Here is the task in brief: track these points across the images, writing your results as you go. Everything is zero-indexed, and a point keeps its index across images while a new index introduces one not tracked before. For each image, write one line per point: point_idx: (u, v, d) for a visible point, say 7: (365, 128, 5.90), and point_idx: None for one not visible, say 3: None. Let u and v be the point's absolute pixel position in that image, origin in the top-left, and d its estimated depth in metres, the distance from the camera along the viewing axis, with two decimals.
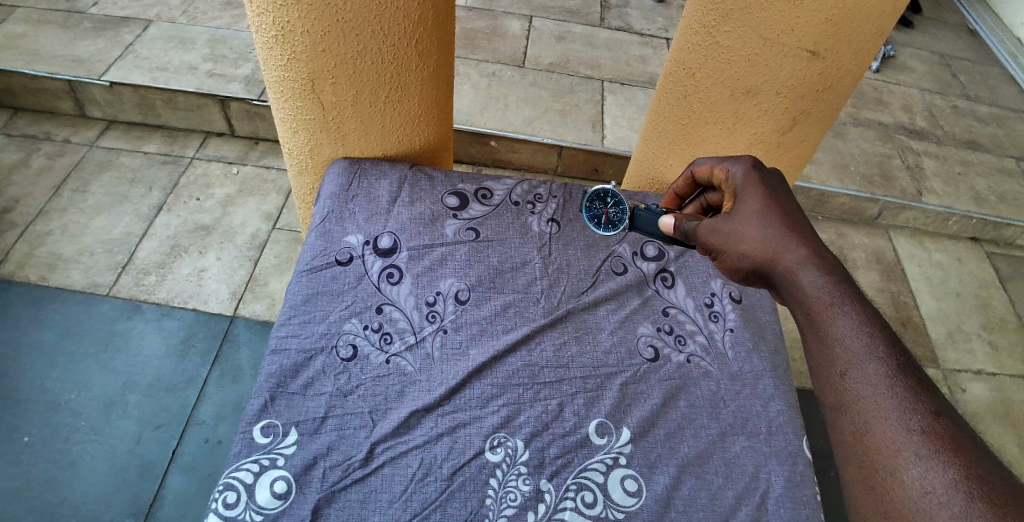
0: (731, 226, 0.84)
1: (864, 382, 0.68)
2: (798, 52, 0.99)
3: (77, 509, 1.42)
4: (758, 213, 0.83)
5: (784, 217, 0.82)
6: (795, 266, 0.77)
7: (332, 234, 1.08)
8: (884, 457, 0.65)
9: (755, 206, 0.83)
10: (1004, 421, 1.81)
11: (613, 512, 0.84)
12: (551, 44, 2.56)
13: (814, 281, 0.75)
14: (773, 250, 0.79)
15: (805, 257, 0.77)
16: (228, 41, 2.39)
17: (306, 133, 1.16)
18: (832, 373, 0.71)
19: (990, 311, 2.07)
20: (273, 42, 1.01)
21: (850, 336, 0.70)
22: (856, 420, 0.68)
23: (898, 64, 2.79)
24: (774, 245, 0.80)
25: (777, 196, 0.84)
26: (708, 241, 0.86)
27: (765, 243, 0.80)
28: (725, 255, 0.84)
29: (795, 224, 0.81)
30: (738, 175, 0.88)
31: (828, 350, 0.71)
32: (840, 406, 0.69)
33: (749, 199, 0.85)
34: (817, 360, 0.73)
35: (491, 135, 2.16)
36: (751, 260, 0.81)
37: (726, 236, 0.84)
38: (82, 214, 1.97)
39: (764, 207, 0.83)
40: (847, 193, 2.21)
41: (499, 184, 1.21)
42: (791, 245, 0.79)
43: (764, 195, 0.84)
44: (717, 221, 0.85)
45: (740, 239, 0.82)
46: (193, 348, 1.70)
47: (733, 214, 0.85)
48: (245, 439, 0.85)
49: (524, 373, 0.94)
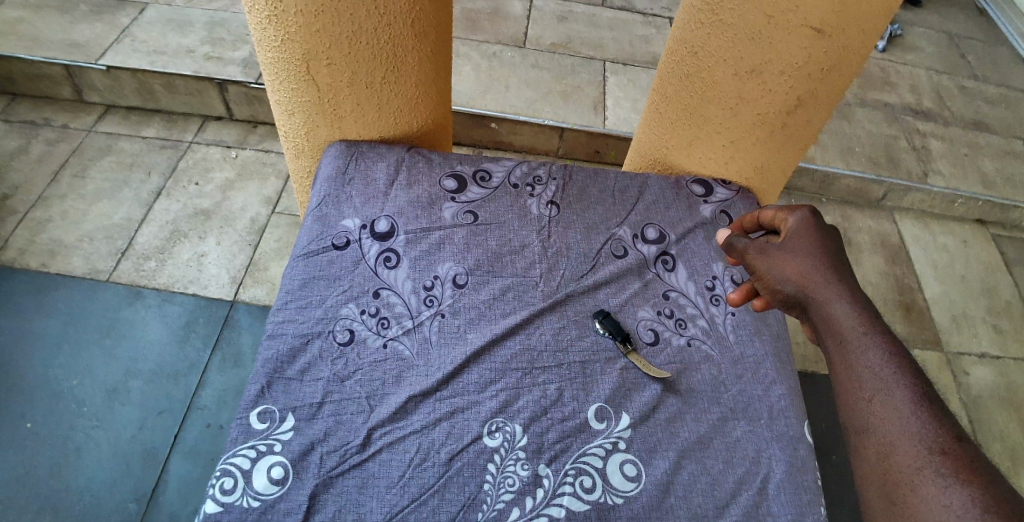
0: (776, 251, 0.86)
1: (891, 407, 0.69)
2: (803, 29, 0.96)
3: (80, 495, 1.43)
4: (806, 244, 0.84)
5: (829, 254, 0.83)
6: (831, 298, 0.79)
7: (328, 217, 1.07)
8: (907, 475, 0.65)
9: (803, 244, 0.85)
10: (1006, 405, 1.80)
11: (611, 497, 0.83)
12: (553, 25, 2.51)
13: (848, 313, 0.77)
14: (809, 282, 0.81)
15: (844, 293, 0.79)
16: (226, 23, 2.36)
17: (302, 115, 1.14)
18: (859, 397, 0.72)
19: (996, 294, 2.06)
20: (267, 23, 0.99)
21: (880, 367, 0.72)
22: (881, 441, 0.68)
23: (905, 43, 2.74)
24: (817, 275, 0.81)
25: (826, 241, 0.85)
26: (749, 260, 0.89)
27: (803, 276, 0.82)
28: (764, 275, 0.86)
29: (841, 266, 0.82)
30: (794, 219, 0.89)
31: (855, 376, 0.73)
32: (865, 428, 0.71)
33: (800, 230, 0.86)
34: (844, 385, 0.74)
35: (491, 117, 2.13)
36: (788, 288, 0.83)
37: (769, 259, 0.86)
38: (82, 199, 1.96)
39: (813, 246, 0.84)
40: (852, 175, 2.18)
41: (498, 166, 1.19)
42: (832, 281, 0.80)
43: (816, 230, 0.86)
44: (764, 251, 0.88)
45: (781, 263, 0.85)
46: (195, 333, 1.70)
47: (778, 248, 0.86)
48: (241, 424, 0.84)
49: (523, 357, 0.94)
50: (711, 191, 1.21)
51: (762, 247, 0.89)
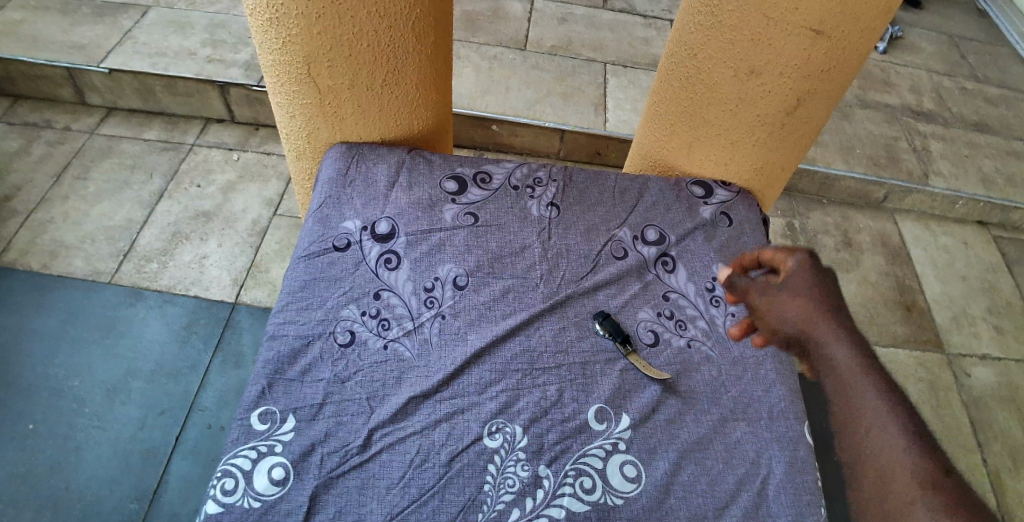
0: (781, 293, 0.90)
1: (888, 439, 0.72)
2: (802, 30, 0.97)
3: (81, 495, 1.43)
4: (807, 284, 0.90)
5: (828, 298, 0.88)
6: (831, 338, 0.83)
7: (330, 219, 1.07)
8: (902, 505, 0.68)
9: (806, 289, 0.89)
10: (1007, 405, 1.79)
11: (611, 499, 0.83)
12: (553, 27, 2.52)
13: (847, 352, 0.81)
14: (811, 324, 0.85)
15: (841, 331, 0.84)
16: (227, 25, 2.37)
17: (303, 116, 1.15)
18: (856, 427, 0.74)
19: (997, 295, 2.05)
20: (268, 25, 1.00)
21: (876, 401, 0.75)
22: (877, 472, 0.71)
23: (906, 44, 2.74)
24: (816, 313, 0.86)
25: (825, 286, 0.89)
26: (755, 300, 0.97)
27: (806, 317, 0.86)
28: None
29: (839, 310, 0.87)
30: (796, 264, 0.93)
31: (854, 408, 0.75)
32: (861, 456, 0.73)
33: (800, 270, 0.92)
34: (842, 416, 0.76)
35: (492, 119, 2.13)
36: None
37: (774, 299, 0.90)
38: (84, 201, 1.97)
39: (814, 291, 0.89)
40: (852, 176, 2.18)
41: (498, 168, 1.20)
42: (831, 320, 0.85)
43: (817, 273, 0.91)
44: (769, 290, 0.91)
45: (783, 303, 0.91)
46: (196, 334, 1.71)
47: (783, 289, 0.90)
48: (242, 425, 0.85)
49: (523, 358, 0.94)
50: (711, 192, 1.21)
51: (767, 285, 0.92)
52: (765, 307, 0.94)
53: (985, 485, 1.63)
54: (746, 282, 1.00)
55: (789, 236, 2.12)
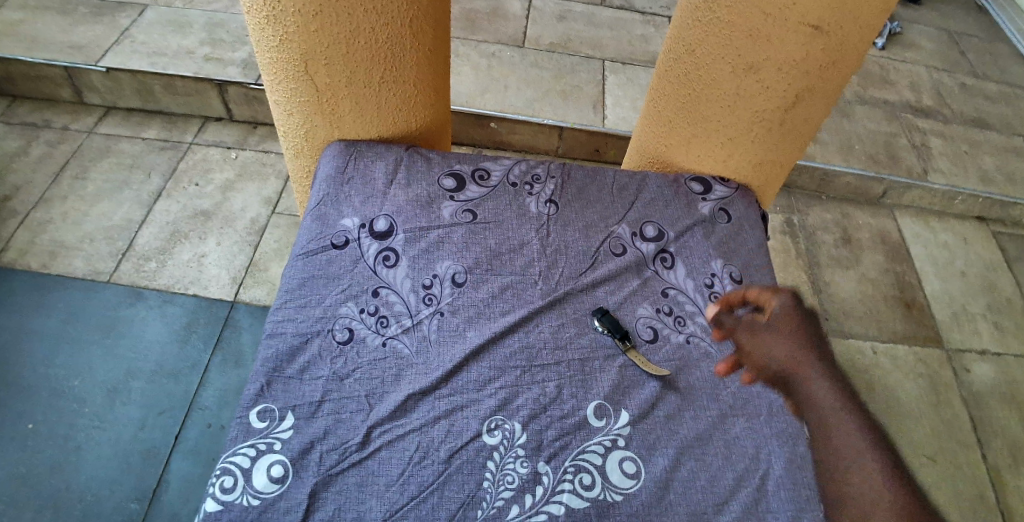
0: (762, 332, 0.94)
1: (866, 475, 0.75)
2: (801, 26, 0.97)
3: (82, 495, 1.43)
4: (790, 326, 0.92)
5: (810, 337, 0.90)
6: (811, 377, 0.87)
7: (328, 217, 1.07)
8: None
9: (785, 326, 0.92)
10: (1007, 401, 1.79)
11: (610, 495, 0.83)
12: (552, 24, 2.52)
13: (826, 391, 0.85)
14: (792, 363, 0.89)
15: (822, 371, 0.87)
16: (225, 24, 2.37)
17: (301, 114, 1.14)
18: (839, 466, 0.79)
19: (996, 292, 2.05)
20: (266, 23, 0.99)
21: (855, 440, 0.78)
22: (858, 508, 0.75)
23: (905, 41, 2.74)
24: (802, 355, 0.88)
25: (806, 324, 0.92)
26: (737, 336, 0.96)
27: (786, 356, 0.89)
28: (753, 354, 0.93)
29: (821, 348, 0.89)
30: (777, 301, 0.95)
31: (835, 446, 0.80)
32: (845, 493, 0.77)
33: (784, 313, 0.93)
34: (827, 455, 0.81)
35: (491, 117, 2.13)
36: (775, 367, 0.90)
37: (757, 339, 0.94)
38: (83, 201, 1.97)
39: (794, 329, 0.91)
40: (851, 172, 2.18)
41: (496, 165, 1.19)
42: (814, 362, 0.88)
43: (800, 315, 0.93)
44: (752, 330, 0.95)
45: (767, 342, 0.92)
46: (196, 333, 1.70)
47: (763, 329, 0.94)
48: (241, 423, 0.85)
49: (522, 355, 0.94)
50: (710, 188, 1.21)
51: (750, 324, 0.96)
52: (748, 345, 0.94)
53: (985, 481, 1.63)
54: (733, 320, 0.99)
55: (789, 233, 2.12)
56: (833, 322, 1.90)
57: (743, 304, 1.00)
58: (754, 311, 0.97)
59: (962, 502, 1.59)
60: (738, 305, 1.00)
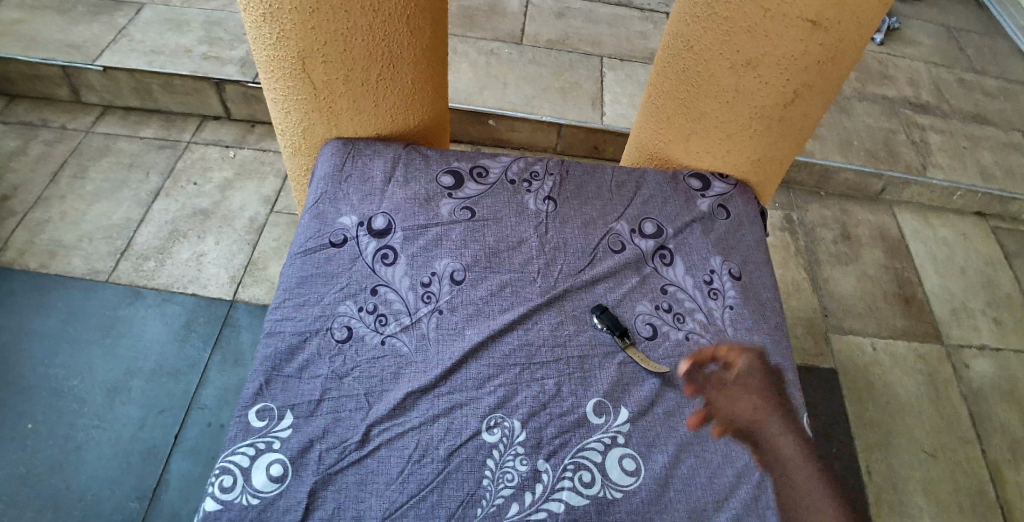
0: (733, 387, 0.94)
1: None
2: (799, 21, 0.96)
3: (83, 494, 1.43)
4: (759, 387, 0.95)
5: (775, 395, 0.94)
6: (777, 435, 0.91)
7: (326, 215, 1.07)
8: None
9: (754, 385, 0.95)
10: (1007, 397, 1.79)
11: (610, 492, 0.83)
12: (551, 21, 2.51)
13: (791, 449, 0.89)
14: (761, 420, 0.91)
15: (785, 428, 0.91)
16: (223, 22, 2.36)
17: (298, 112, 1.14)
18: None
19: (996, 287, 2.05)
20: (262, 21, 0.99)
21: (816, 498, 0.86)
22: None
23: (904, 37, 2.73)
24: (766, 414, 0.92)
25: (771, 382, 0.96)
26: (708, 392, 0.93)
27: (756, 413, 0.92)
28: (725, 409, 0.92)
29: (784, 407, 0.94)
30: (745, 358, 0.98)
31: (803, 505, 0.85)
32: None
33: (752, 373, 0.96)
34: (794, 509, 0.84)
35: (490, 114, 2.13)
36: (746, 423, 0.91)
37: (728, 394, 0.93)
38: (81, 200, 1.96)
39: (761, 388, 0.95)
40: (850, 168, 2.18)
41: (495, 162, 1.19)
42: (779, 421, 0.92)
43: (767, 375, 0.96)
44: (724, 384, 0.94)
45: (739, 402, 0.93)
46: (195, 333, 1.70)
47: (734, 384, 0.94)
48: (240, 422, 0.84)
49: (521, 352, 0.94)
50: (708, 185, 1.21)
51: (718, 377, 0.95)
52: (720, 403, 0.92)
53: (984, 477, 1.63)
54: (701, 375, 0.95)
55: (788, 230, 2.11)
56: (833, 318, 1.90)
57: (712, 360, 0.97)
58: (724, 367, 0.96)
59: (961, 498, 1.59)
60: (705, 358, 0.97)
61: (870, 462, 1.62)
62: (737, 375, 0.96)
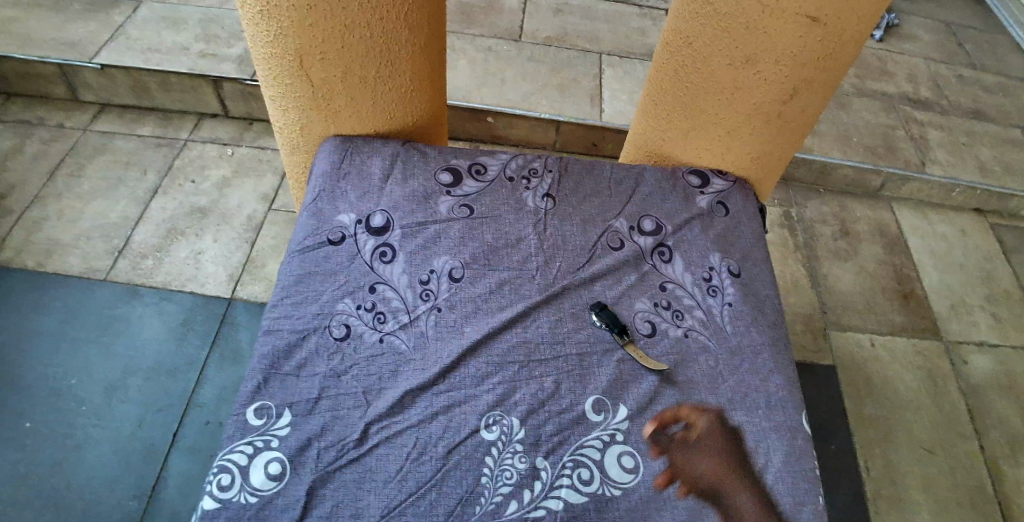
0: (695, 450, 0.87)
1: None
2: (798, 17, 0.96)
3: (83, 493, 1.43)
4: (724, 449, 0.88)
5: (740, 457, 0.87)
6: (741, 500, 0.84)
7: (324, 213, 1.07)
8: None
9: (718, 446, 0.88)
10: (1006, 392, 1.80)
11: (609, 490, 0.83)
12: (549, 18, 2.50)
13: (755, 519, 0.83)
14: (724, 486, 0.85)
15: (750, 494, 0.85)
16: (220, 20, 2.35)
17: (296, 110, 1.14)
18: None
19: (995, 283, 2.05)
20: (259, 18, 0.98)
21: None
22: None
23: (903, 33, 2.73)
24: (730, 478, 0.85)
25: (737, 442, 0.89)
26: (668, 456, 0.86)
27: (719, 478, 0.85)
28: (686, 475, 0.85)
29: (751, 470, 0.87)
30: (710, 416, 0.90)
31: None
32: None
33: (716, 435, 0.89)
34: None
35: (488, 111, 2.12)
36: (707, 488, 0.85)
37: (690, 458, 0.86)
38: (79, 198, 1.96)
39: (725, 449, 0.88)
40: (849, 164, 2.18)
41: (493, 159, 1.19)
42: (745, 486, 0.85)
43: (732, 438, 0.89)
44: (685, 447, 0.87)
45: (701, 469, 0.86)
46: (193, 331, 1.70)
47: (697, 446, 0.87)
48: (238, 421, 0.84)
49: (520, 350, 0.93)
50: (707, 182, 1.21)
51: (680, 437, 0.88)
52: (680, 472, 0.85)
53: (983, 473, 1.63)
54: (662, 437, 0.88)
55: (787, 226, 2.11)
56: (832, 315, 1.90)
57: (675, 420, 0.90)
58: (687, 428, 0.89)
59: (960, 494, 1.59)
60: (667, 417, 0.90)
61: (869, 458, 1.63)
62: (700, 434, 0.89)
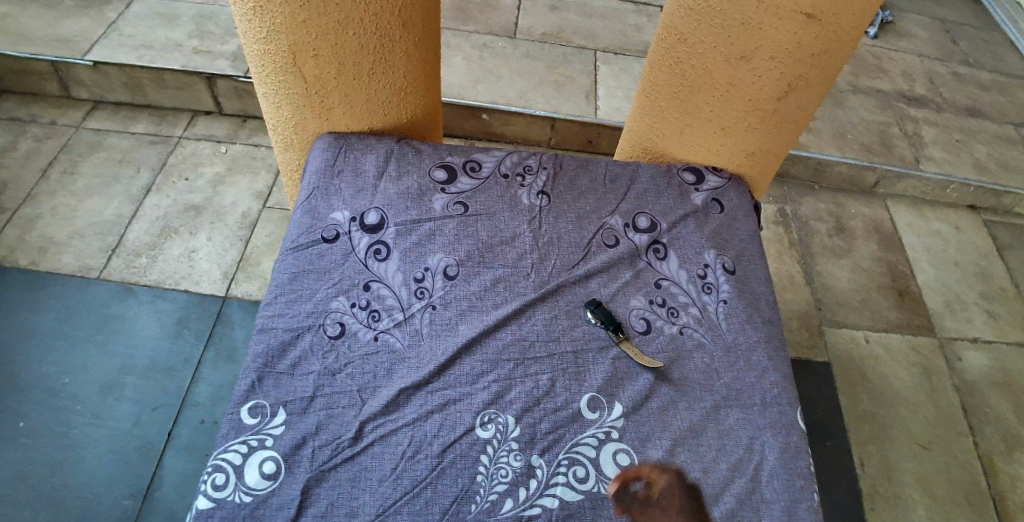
0: (657, 512, 0.81)
1: None
2: (793, 14, 0.96)
3: (78, 492, 1.43)
4: (685, 511, 0.82)
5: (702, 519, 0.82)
6: None
7: (318, 210, 1.06)
8: None
9: (680, 507, 0.82)
10: (1000, 388, 1.80)
11: (604, 487, 0.83)
12: (545, 14, 2.50)
13: None
14: None
15: None
16: (214, 16, 2.33)
17: (290, 107, 1.13)
18: None
19: (990, 279, 2.06)
20: (253, 14, 0.97)
21: None
22: None
23: (898, 30, 2.73)
24: None
25: (698, 503, 0.83)
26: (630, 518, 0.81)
27: None
28: None
29: None
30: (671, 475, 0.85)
31: None
32: None
33: (677, 495, 0.83)
34: None
35: (484, 108, 2.12)
36: None
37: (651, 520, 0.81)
38: (72, 196, 1.94)
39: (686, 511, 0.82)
40: (845, 161, 2.18)
41: (488, 156, 1.18)
42: None
43: (693, 498, 0.84)
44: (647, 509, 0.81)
45: None
46: (188, 329, 1.69)
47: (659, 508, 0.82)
48: (233, 420, 0.84)
49: (515, 347, 0.93)
50: (702, 179, 1.21)
51: (642, 498, 0.82)
52: None
53: (977, 469, 1.64)
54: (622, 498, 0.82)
55: (783, 223, 2.12)
56: (827, 311, 1.90)
57: (637, 477, 0.84)
58: (649, 486, 0.83)
59: (954, 490, 1.60)
60: (630, 476, 0.84)
61: (863, 455, 1.63)
62: (663, 494, 0.83)
